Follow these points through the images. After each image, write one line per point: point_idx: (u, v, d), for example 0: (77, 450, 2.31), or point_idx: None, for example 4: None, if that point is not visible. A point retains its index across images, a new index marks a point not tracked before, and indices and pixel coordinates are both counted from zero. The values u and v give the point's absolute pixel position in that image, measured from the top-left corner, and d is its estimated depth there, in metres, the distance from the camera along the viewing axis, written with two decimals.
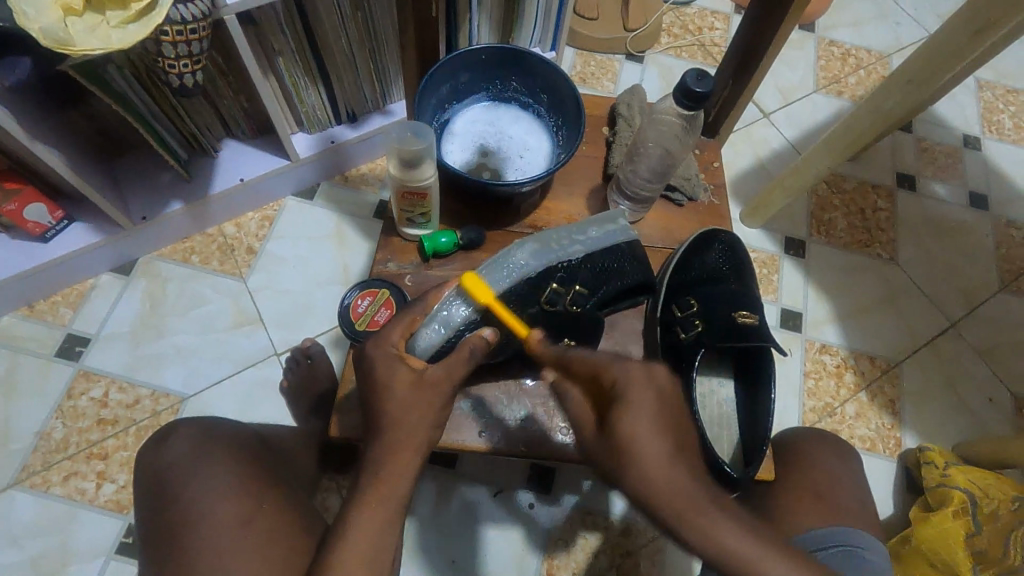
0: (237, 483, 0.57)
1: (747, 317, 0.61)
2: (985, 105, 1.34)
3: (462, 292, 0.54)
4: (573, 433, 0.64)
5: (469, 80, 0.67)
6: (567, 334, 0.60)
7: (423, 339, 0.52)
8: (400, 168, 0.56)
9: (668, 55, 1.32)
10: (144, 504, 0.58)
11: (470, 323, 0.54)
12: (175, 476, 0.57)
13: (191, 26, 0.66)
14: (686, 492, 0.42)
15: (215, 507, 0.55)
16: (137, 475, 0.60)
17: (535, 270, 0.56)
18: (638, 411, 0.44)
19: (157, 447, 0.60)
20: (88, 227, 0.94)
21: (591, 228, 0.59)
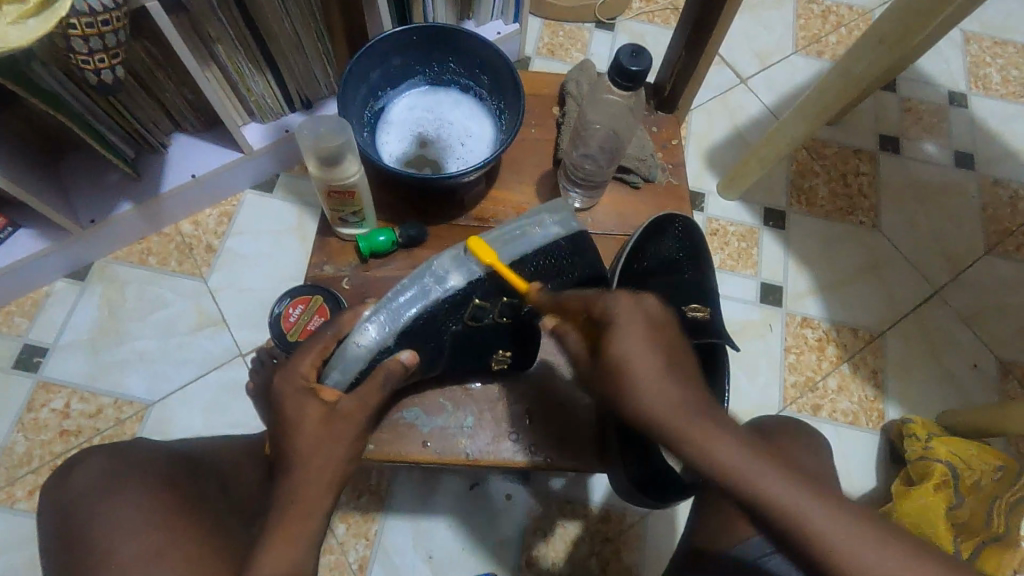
0: (150, 511, 0.54)
1: (697, 313, 0.59)
2: (972, 59, 1.29)
3: (371, 318, 0.49)
4: (521, 439, 0.61)
5: (402, 64, 0.63)
6: (507, 344, 0.59)
7: (334, 372, 0.48)
8: (319, 165, 0.53)
9: (639, 21, 1.26)
10: (55, 544, 0.54)
11: (386, 349, 0.49)
12: (83, 511, 0.54)
13: (102, 17, 0.60)
14: (678, 415, 0.46)
15: (124, 541, 0.52)
16: (45, 513, 0.57)
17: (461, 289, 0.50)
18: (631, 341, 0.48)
19: (66, 479, 0.57)
20: (35, 233, 0.90)
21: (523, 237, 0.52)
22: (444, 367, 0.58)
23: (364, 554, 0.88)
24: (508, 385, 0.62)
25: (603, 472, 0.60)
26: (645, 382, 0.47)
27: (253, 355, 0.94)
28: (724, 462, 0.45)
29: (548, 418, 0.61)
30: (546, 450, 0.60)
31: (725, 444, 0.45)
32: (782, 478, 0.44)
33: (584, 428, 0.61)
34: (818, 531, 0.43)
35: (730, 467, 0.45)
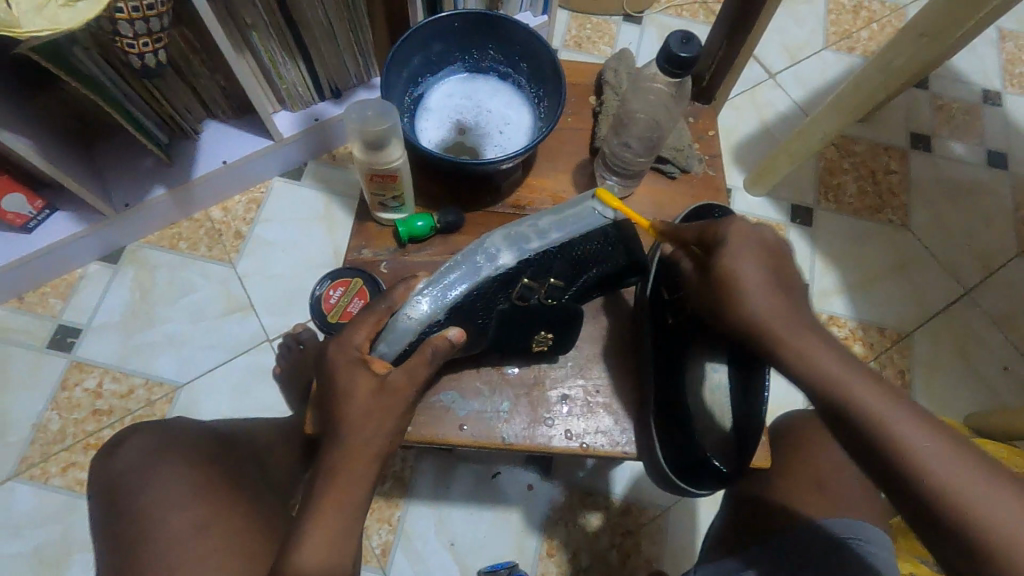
0: (191, 489, 0.55)
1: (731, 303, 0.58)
2: (1007, 57, 1.26)
3: (424, 292, 0.51)
4: (558, 424, 0.60)
5: (443, 51, 0.63)
6: (546, 326, 0.58)
7: (386, 342, 0.50)
8: (364, 149, 0.54)
9: (668, 14, 1.25)
10: (99, 518, 0.56)
11: (435, 323, 0.51)
12: (128, 485, 0.56)
13: (147, 1, 0.61)
14: (785, 323, 0.48)
15: (167, 517, 0.53)
16: (91, 485, 0.59)
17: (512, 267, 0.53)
18: (741, 258, 0.49)
19: (108, 455, 0.59)
20: (71, 216, 0.92)
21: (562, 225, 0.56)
22: (482, 348, 0.58)
23: (387, 539, 0.89)
24: (544, 373, 0.62)
25: (639, 459, 0.60)
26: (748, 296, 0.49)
27: (281, 340, 0.95)
28: (830, 370, 0.45)
29: (588, 404, 0.61)
30: (582, 435, 0.60)
31: (829, 357, 0.46)
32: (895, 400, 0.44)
33: (619, 415, 0.61)
34: (916, 456, 0.41)
35: (837, 378, 0.45)
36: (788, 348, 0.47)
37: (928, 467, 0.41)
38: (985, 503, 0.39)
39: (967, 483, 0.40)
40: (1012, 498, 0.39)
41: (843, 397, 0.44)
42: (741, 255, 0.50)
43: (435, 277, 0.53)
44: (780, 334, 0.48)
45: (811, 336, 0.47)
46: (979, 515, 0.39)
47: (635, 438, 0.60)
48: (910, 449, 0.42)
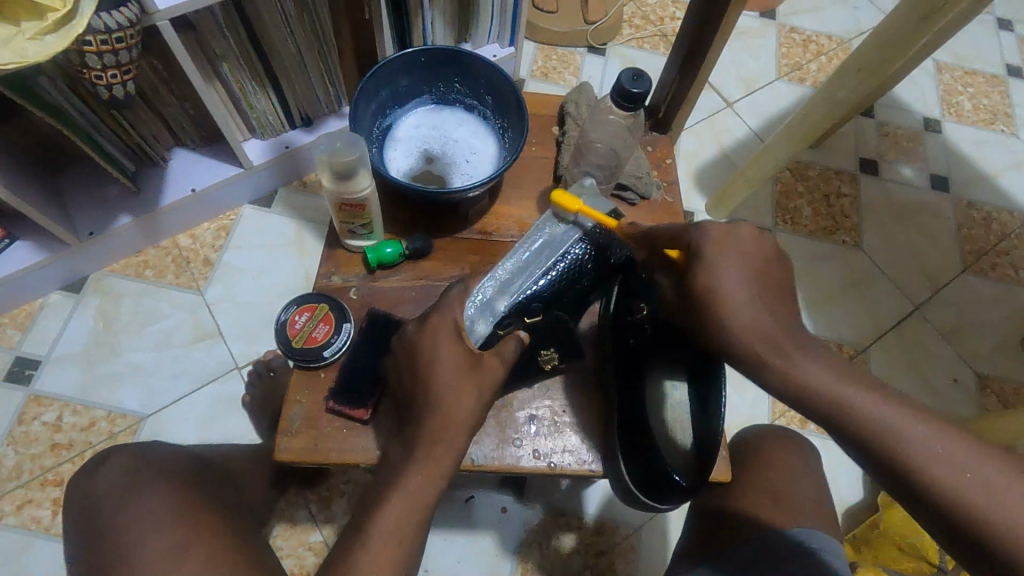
0: (177, 508, 0.54)
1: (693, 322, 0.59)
2: (944, 87, 1.35)
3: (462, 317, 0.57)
4: (526, 444, 0.61)
5: (410, 84, 0.65)
6: (553, 345, 0.62)
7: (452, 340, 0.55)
8: (334, 180, 0.55)
9: (630, 46, 1.31)
10: (77, 537, 0.54)
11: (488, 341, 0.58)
12: (113, 505, 0.54)
13: (117, 35, 0.62)
14: (771, 342, 0.47)
15: (151, 532, 0.52)
16: (69, 507, 0.57)
17: (497, 324, 0.56)
18: (723, 268, 0.48)
19: (91, 474, 0.58)
20: (32, 245, 0.90)
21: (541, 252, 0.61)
22: None
23: None
24: (513, 395, 0.63)
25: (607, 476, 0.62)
26: (731, 312, 0.48)
27: (250, 367, 0.94)
28: (812, 381, 0.46)
29: (556, 423, 0.62)
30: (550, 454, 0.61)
31: (814, 363, 0.47)
32: (874, 396, 0.45)
33: (586, 432, 0.62)
34: (904, 440, 0.43)
35: (822, 392, 0.46)
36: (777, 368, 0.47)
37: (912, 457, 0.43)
38: (969, 484, 0.41)
39: (950, 466, 0.42)
40: (989, 471, 0.42)
41: (833, 406, 0.45)
42: (721, 272, 0.48)
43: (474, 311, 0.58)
44: (762, 354, 0.47)
45: (793, 350, 0.47)
46: (966, 500, 0.41)
47: (601, 455, 0.61)
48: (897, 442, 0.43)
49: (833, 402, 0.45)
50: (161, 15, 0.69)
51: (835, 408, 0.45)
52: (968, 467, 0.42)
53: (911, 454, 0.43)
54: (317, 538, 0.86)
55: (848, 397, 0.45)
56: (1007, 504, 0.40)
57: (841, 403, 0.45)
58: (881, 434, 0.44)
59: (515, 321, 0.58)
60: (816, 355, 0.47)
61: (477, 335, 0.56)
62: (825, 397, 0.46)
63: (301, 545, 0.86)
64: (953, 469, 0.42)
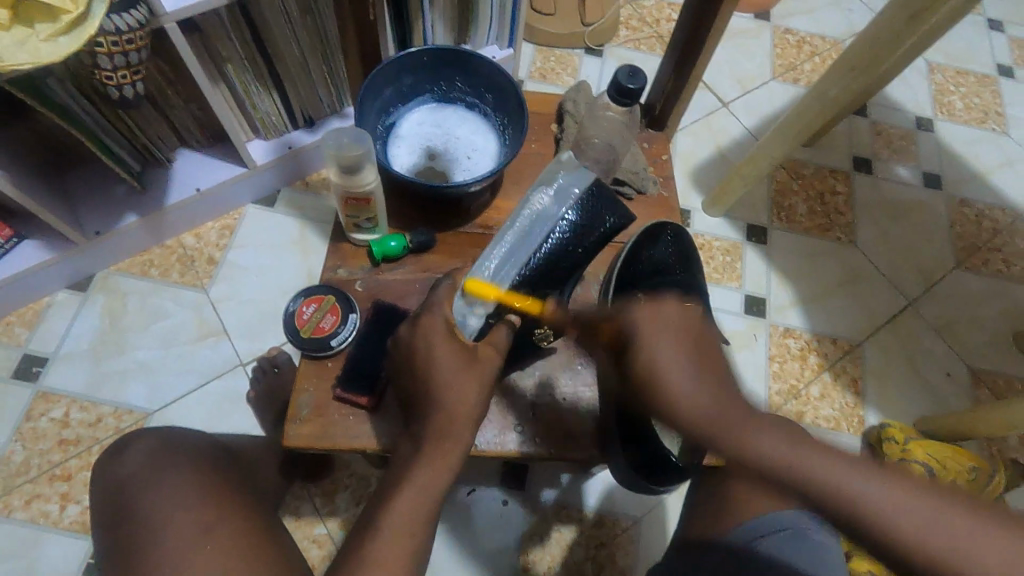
0: (200, 489, 0.56)
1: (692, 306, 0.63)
2: (936, 87, 1.37)
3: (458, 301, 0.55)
4: (529, 430, 0.63)
5: (413, 82, 0.67)
6: (541, 321, 0.59)
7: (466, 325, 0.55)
8: (340, 173, 0.56)
9: (626, 47, 1.33)
10: (101, 519, 0.56)
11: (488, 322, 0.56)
12: (136, 487, 0.56)
13: (127, 36, 0.64)
14: (717, 417, 0.52)
15: (176, 513, 0.54)
16: (96, 490, 0.58)
17: (485, 316, 0.55)
18: (661, 351, 0.57)
19: (116, 456, 0.60)
20: (40, 244, 0.92)
21: (527, 232, 0.57)
22: None
23: None
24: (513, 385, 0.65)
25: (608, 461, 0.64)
26: (678, 387, 0.55)
27: (254, 363, 0.96)
28: (767, 455, 0.49)
29: (559, 409, 0.65)
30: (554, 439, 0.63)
31: (763, 437, 0.50)
32: (825, 457, 0.48)
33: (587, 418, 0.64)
34: (868, 502, 0.45)
35: (779, 467, 0.48)
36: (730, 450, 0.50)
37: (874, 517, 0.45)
38: (923, 519, 0.43)
39: (918, 521, 0.43)
40: (944, 509, 0.43)
41: (791, 476, 0.48)
42: (660, 348, 0.57)
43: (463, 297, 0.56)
44: (716, 427, 0.51)
45: (744, 423, 0.51)
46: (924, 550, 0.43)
47: (600, 442, 0.64)
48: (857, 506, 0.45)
49: (787, 471, 0.48)
50: (169, 17, 0.70)
51: (792, 478, 0.48)
52: (929, 520, 0.43)
53: (873, 512, 0.45)
54: (323, 531, 0.88)
55: (797, 462, 0.48)
56: (969, 544, 0.41)
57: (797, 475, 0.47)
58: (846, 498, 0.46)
59: (501, 309, 0.56)
60: (767, 429, 0.51)
61: (469, 327, 0.55)
62: (781, 468, 0.48)
63: (306, 537, 0.87)
64: (911, 516, 0.44)
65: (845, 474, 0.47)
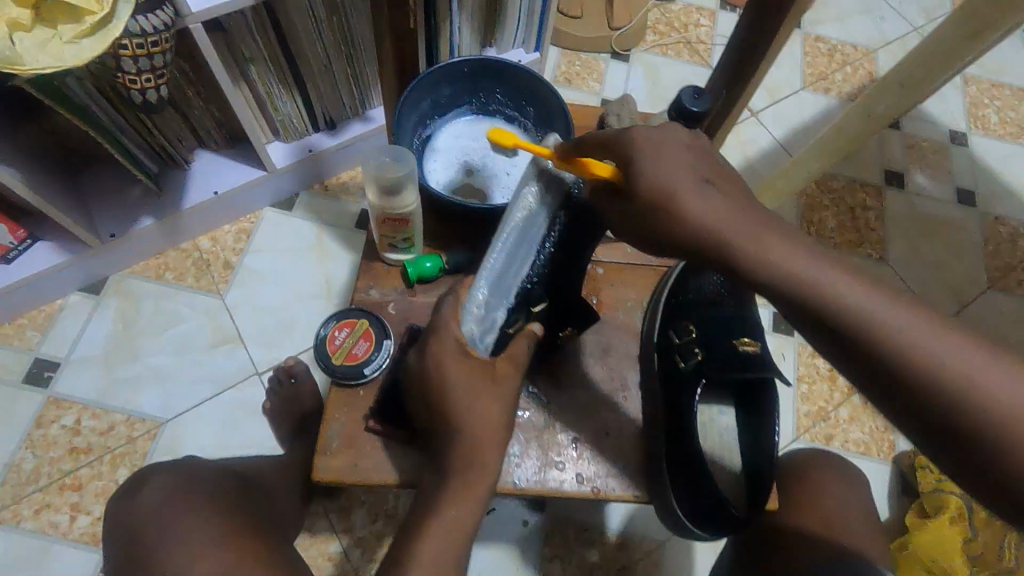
0: (217, 531, 0.55)
1: (749, 346, 0.56)
2: (971, 100, 1.34)
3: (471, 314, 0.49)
4: (570, 468, 0.57)
5: (452, 94, 0.65)
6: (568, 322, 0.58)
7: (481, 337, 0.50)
8: (378, 194, 0.54)
9: (654, 53, 1.30)
10: (121, 558, 0.55)
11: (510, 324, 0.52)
12: (154, 527, 0.55)
13: (152, 38, 0.61)
14: (745, 218, 0.41)
15: (193, 558, 0.52)
16: (112, 529, 0.58)
17: (504, 325, 0.52)
18: (679, 186, 0.42)
19: (133, 495, 0.59)
20: (54, 246, 0.90)
21: (526, 236, 0.49)
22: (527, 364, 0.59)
23: None
24: None
25: (654, 504, 0.58)
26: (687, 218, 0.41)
27: (270, 373, 0.93)
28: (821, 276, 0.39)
29: (601, 446, 0.58)
30: (596, 480, 0.57)
31: (786, 249, 0.40)
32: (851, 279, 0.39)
33: (634, 457, 0.58)
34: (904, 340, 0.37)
35: (845, 299, 0.38)
36: (785, 275, 0.39)
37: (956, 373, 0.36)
38: (1000, 374, 0.35)
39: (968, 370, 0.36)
40: (975, 351, 0.36)
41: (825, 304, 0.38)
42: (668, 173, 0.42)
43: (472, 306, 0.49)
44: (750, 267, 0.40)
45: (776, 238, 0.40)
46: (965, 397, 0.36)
47: (646, 481, 0.57)
48: (934, 354, 0.36)
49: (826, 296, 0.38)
50: (195, 18, 0.68)
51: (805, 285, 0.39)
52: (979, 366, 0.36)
53: (907, 347, 0.37)
54: (337, 549, 0.85)
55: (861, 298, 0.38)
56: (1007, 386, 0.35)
57: (827, 300, 0.38)
58: (869, 321, 0.38)
59: (523, 314, 0.53)
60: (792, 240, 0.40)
61: (484, 345, 0.50)
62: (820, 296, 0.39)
63: (321, 555, 0.84)
64: (988, 371, 0.35)
65: (911, 317, 0.37)
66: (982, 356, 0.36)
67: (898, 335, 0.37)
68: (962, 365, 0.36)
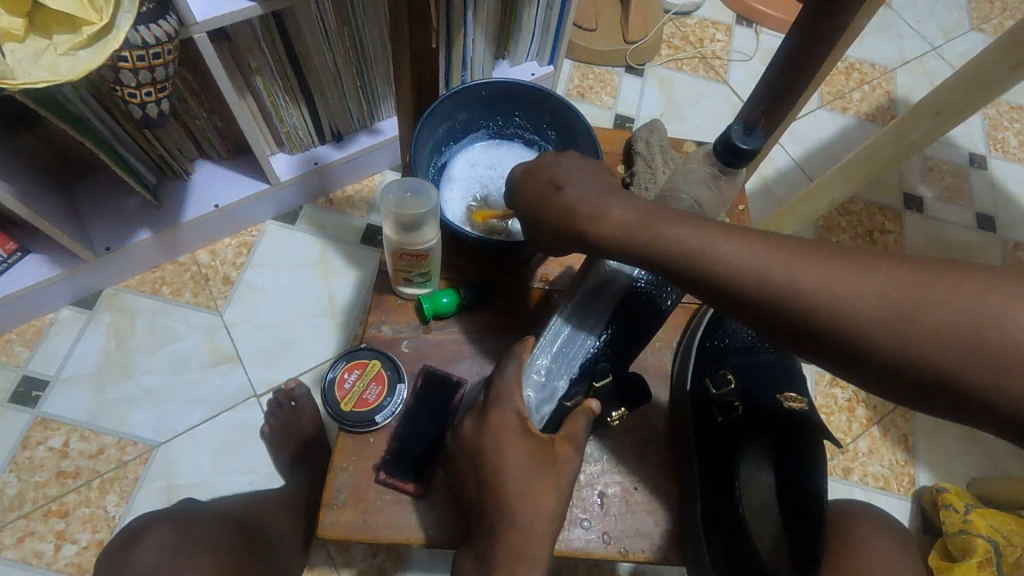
0: None
1: (795, 401, 0.52)
2: (990, 122, 1.31)
3: (531, 382, 0.49)
4: (594, 524, 0.52)
5: (468, 119, 0.61)
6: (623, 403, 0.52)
7: (541, 405, 0.49)
8: (396, 229, 0.50)
9: (668, 68, 1.27)
10: None
11: (570, 395, 0.49)
12: None
13: (154, 50, 0.58)
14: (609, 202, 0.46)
15: None
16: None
17: (563, 397, 0.49)
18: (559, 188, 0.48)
19: (128, 550, 0.58)
20: (46, 259, 0.86)
21: (595, 302, 0.50)
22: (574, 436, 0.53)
23: None
24: None
25: (683, 564, 0.53)
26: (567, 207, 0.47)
27: (269, 396, 0.89)
28: (725, 257, 0.40)
29: (628, 500, 0.53)
30: (622, 539, 0.52)
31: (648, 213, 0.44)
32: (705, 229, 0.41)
33: (663, 516, 0.53)
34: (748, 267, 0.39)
35: (754, 274, 0.38)
36: (684, 264, 0.41)
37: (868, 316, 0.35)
38: (911, 305, 0.34)
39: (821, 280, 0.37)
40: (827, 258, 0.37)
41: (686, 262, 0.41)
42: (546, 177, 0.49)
43: (532, 374, 0.49)
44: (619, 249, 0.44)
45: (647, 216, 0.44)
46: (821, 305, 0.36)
47: (679, 541, 0.52)
48: (843, 304, 0.36)
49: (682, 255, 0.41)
50: (200, 28, 0.64)
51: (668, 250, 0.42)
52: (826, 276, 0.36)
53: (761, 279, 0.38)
54: None
55: (766, 267, 0.38)
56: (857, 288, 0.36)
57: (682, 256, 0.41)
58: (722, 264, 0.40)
59: (584, 389, 0.49)
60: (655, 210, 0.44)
61: (540, 416, 0.49)
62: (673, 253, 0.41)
63: None
64: (903, 304, 0.34)
65: (818, 267, 0.37)
66: (888, 283, 0.35)
67: (813, 287, 0.37)
68: (868, 299, 0.35)
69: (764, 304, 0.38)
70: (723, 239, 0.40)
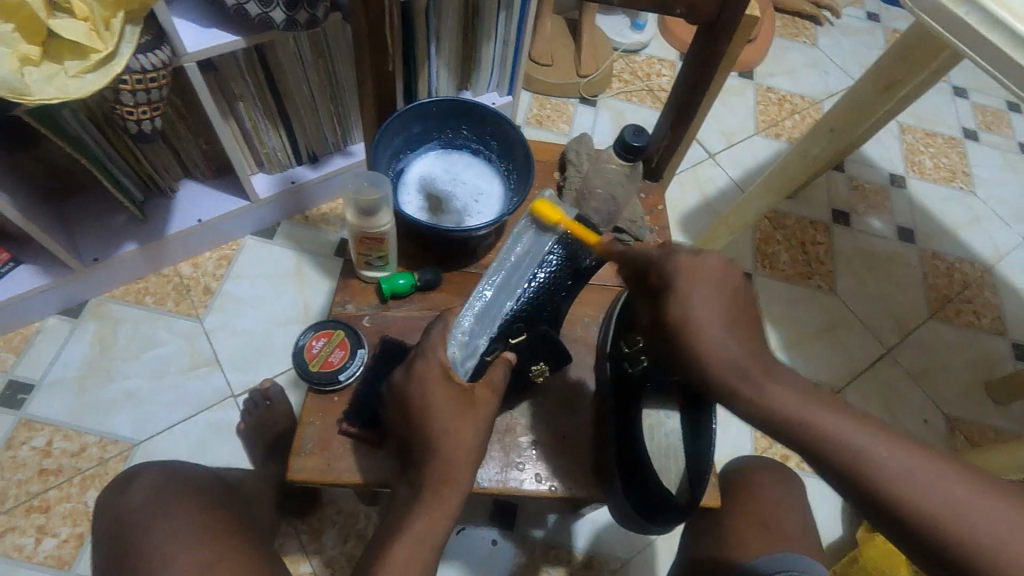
0: (201, 529, 0.59)
1: None
2: (908, 147, 1.46)
3: (456, 340, 0.56)
4: (529, 468, 0.62)
5: (421, 131, 0.71)
6: (543, 359, 0.62)
7: (463, 360, 0.56)
8: (356, 214, 0.60)
9: (619, 99, 1.40)
10: (106, 554, 0.59)
11: (491, 349, 0.56)
12: (134, 532, 0.59)
13: (150, 75, 0.67)
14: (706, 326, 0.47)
15: (175, 557, 0.56)
16: (101, 521, 0.63)
17: (485, 352, 0.56)
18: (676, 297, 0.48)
19: (121, 492, 0.64)
20: (36, 269, 0.92)
21: (515, 272, 0.59)
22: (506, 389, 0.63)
23: None
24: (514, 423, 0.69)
25: (606, 502, 0.63)
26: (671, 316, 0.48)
27: (246, 396, 0.95)
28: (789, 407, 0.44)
29: (557, 449, 0.64)
30: (552, 480, 0.62)
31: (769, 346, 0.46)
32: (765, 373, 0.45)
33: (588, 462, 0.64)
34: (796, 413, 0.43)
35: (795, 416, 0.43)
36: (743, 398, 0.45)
37: (910, 494, 0.40)
38: (918, 478, 0.41)
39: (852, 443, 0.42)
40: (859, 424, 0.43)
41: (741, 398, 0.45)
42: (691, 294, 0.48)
43: (456, 334, 0.57)
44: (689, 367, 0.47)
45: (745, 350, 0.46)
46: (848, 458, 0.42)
47: (601, 479, 0.62)
48: (869, 465, 0.41)
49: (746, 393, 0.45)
50: (191, 57, 0.73)
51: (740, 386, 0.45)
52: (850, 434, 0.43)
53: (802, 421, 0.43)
54: (307, 569, 0.86)
55: (817, 416, 0.43)
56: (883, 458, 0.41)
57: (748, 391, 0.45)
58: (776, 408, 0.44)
59: (501, 344, 0.58)
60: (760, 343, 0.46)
61: (464, 368, 0.55)
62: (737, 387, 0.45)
63: None
64: (911, 477, 0.41)
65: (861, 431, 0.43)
66: (899, 459, 0.41)
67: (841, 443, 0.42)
68: (883, 467, 0.41)
69: (806, 442, 0.43)
70: (768, 374, 0.45)
